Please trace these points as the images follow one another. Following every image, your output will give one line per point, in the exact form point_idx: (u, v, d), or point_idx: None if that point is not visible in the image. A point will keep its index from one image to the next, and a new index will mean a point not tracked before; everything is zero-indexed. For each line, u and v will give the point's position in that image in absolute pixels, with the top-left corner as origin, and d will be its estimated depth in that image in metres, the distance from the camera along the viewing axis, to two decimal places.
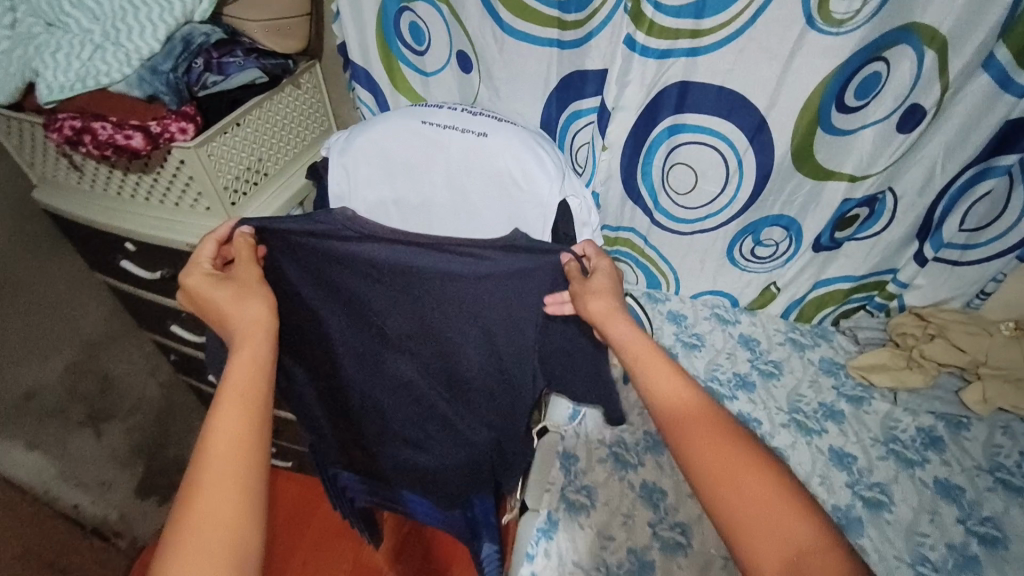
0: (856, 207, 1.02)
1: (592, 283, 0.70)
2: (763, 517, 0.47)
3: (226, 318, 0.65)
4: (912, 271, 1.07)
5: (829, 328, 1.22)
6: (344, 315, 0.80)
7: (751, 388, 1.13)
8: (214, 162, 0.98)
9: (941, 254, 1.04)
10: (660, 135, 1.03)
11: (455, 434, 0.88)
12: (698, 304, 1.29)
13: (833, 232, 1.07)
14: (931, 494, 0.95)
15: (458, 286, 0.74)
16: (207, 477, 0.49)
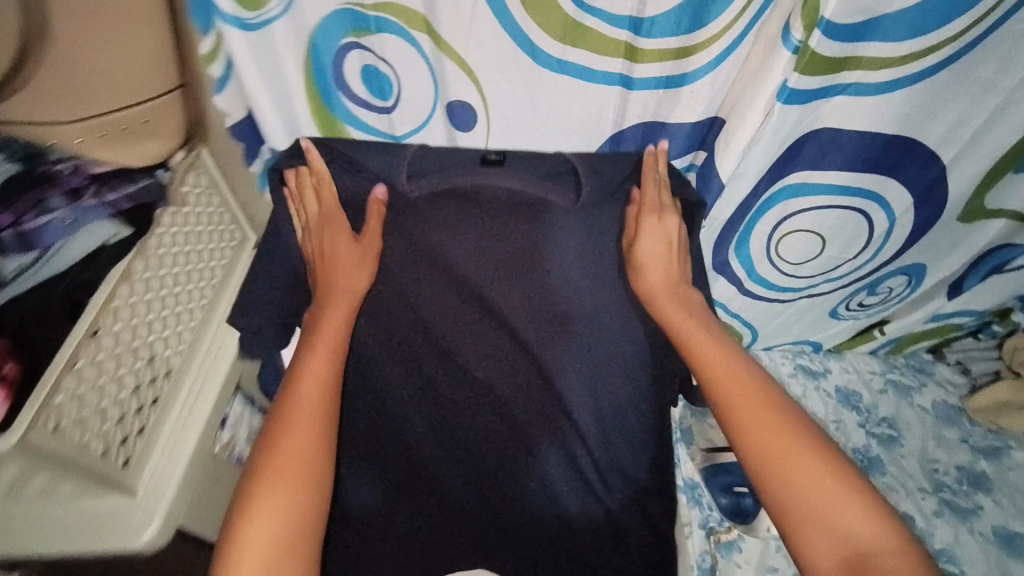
0: (1016, 252, 0.80)
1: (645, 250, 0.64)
2: (831, 516, 0.49)
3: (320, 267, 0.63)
4: None
5: (926, 359, 1.05)
6: (408, 301, 0.67)
7: (881, 467, 0.94)
8: (63, 437, 0.52)
9: None
10: (779, 196, 0.70)
11: (535, 452, 0.67)
12: (777, 357, 1.05)
13: (975, 276, 0.85)
14: None
15: (540, 209, 0.67)
16: (282, 438, 0.52)
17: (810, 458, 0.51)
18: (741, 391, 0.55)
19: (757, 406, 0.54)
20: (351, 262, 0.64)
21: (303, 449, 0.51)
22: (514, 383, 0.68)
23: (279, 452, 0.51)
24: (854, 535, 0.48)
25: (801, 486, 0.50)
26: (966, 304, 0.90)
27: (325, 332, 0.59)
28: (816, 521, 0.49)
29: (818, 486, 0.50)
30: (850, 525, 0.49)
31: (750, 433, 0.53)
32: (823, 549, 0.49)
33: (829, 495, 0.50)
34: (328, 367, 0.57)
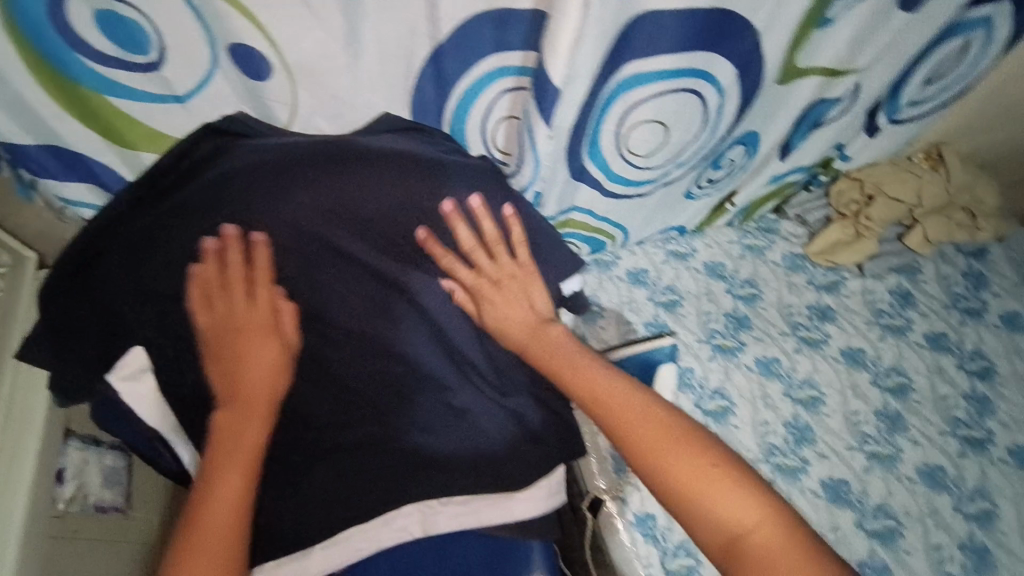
0: (828, 102, 0.85)
1: (497, 308, 0.72)
2: (714, 503, 0.55)
3: (240, 357, 0.66)
4: (861, 142, 0.99)
5: (774, 219, 1.15)
6: (268, 276, 0.68)
7: (748, 324, 1.02)
8: None
9: (896, 117, 0.95)
10: (619, 88, 0.69)
11: (433, 373, 0.73)
12: (649, 249, 1.11)
13: (804, 133, 0.92)
14: (930, 352, 0.99)
15: (374, 161, 0.67)
16: (194, 536, 0.57)
17: (692, 462, 0.57)
18: (630, 410, 0.61)
19: (627, 409, 0.61)
20: (258, 339, 0.67)
21: (222, 543, 0.58)
22: (394, 317, 0.72)
23: (195, 558, 0.56)
24: (725, 522, 0.55)
25: (697, 502, 0.56)
26: (794, 160, 0.98)
27: (237, 449, 0.62)
28: (704, 515, 0.55)
29: (686, 485, 0.56)
30: (728, 510, 0.55)
31: (622, 429, 0.61)
32: (704, 533, 0.55)
33: (707, 492, 0.55)
34: (240, 481, 0.60)
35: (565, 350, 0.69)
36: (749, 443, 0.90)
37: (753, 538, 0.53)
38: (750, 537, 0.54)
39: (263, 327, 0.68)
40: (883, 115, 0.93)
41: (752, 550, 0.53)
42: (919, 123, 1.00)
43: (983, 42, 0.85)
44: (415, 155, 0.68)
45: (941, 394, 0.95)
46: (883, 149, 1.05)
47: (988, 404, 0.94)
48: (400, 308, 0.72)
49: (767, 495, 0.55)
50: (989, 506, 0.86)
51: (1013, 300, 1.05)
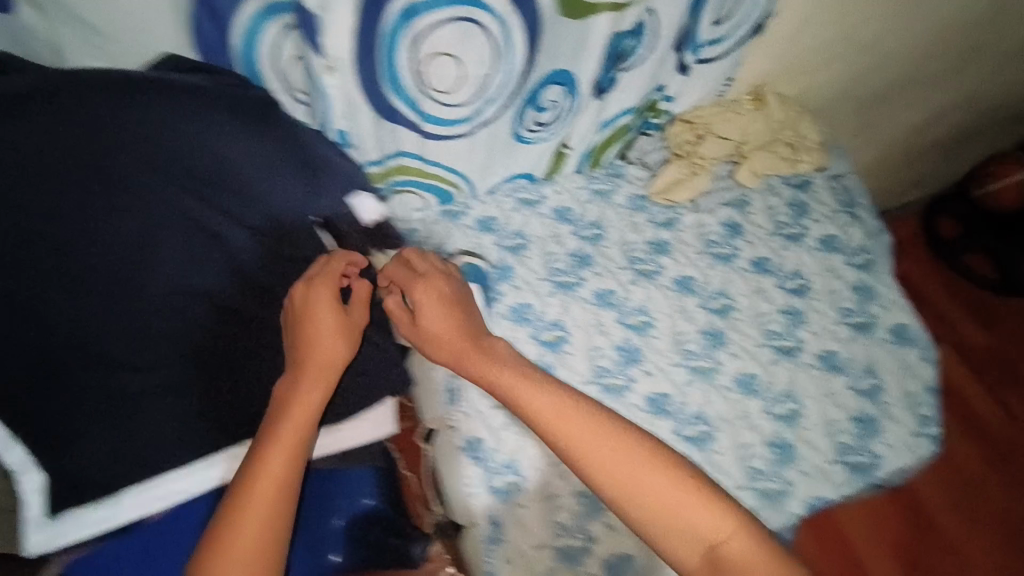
0: (625, 38, 0.90)
1: (422, 330, 0.79)
2: (684, 521, 0.69)
3: (311, 342, 0.72)
4: (678, 82, 1.05)
5: (621, 163, 1.19)
6: (41, 228, 0.67)
7: (590, 262, 1.07)
8: None
9: (701, 55, 1.02)
10: (395, 19, 0.71)
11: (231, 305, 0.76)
12: (500, 198, 1.14)
13: (617, 71, 0.96)
14: (753, 275, 1.07)
15: (143, 98, 0.68)
16: (250, 505, 0.62)
17: (670, 483, 0.70)
18: (594, 440, 0.72)
19: (586, 432, 0.72)
20: (334, 336, 0.73)
21: (269, 513, 0.63)
22: (186, 252, 0.74)
23: (241, 522, 0.61)
24: (698, 535, 0.69)
25: (641, 491, 0.69)
26: (617, 100, 1.03)
27: (294, 422, 0.68)
28: (669, 522, 0.69)
29: (643, 479, 0.70)
30: (695, 522, 0.69)
31: (580, 441, 0.72)
32: (688, 553, 0.69)
33: (680, 512, 0.69)
34: (287, 461, 0.65)
35: (504, 373, 0.76)
36: (580, 368, 0.95)
37: (728, 544, 0.68)
38: (727, 544, 0.68)
39: (347, 323, 0.74)
40: (689, 53, 1.00)
41: (733, 554, 0.68)
42: (729, 60, 1.07)
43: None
44: (191, 88, 0.69)
45: (759, 311, 1.03)
46: (706, 88, 1.11)
47: (801, 317, 1.03)
48: (212, 249, 0.75)
49: (735, 507, 0.70)
50: (795, 405, 0.94)
51: (829, 224, 1.14)
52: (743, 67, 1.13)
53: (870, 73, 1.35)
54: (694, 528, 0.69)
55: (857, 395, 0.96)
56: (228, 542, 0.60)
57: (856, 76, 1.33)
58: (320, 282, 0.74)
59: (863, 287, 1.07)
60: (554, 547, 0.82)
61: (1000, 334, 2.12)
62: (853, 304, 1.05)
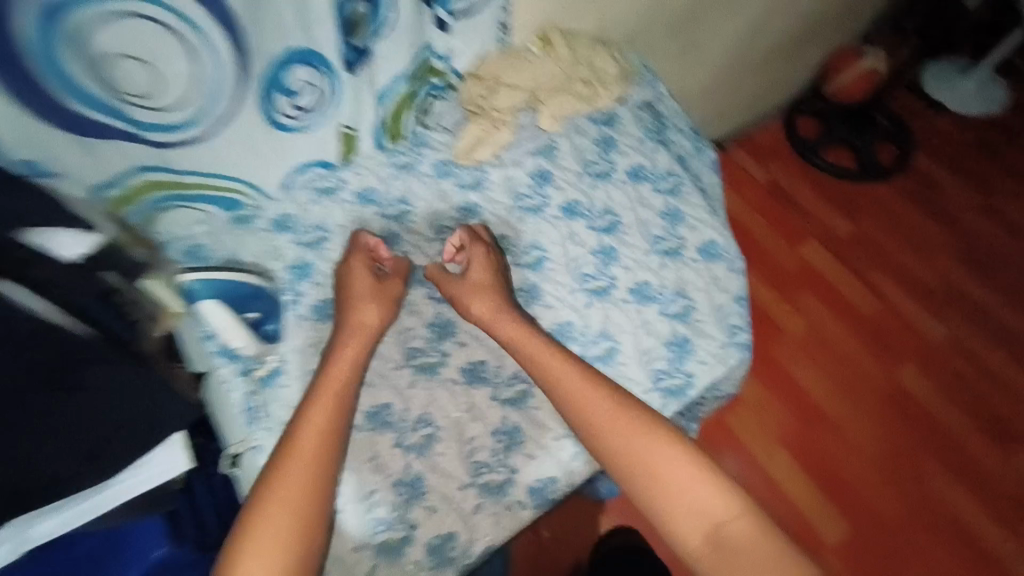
0: (351, 4, 0.85)
1: (471, 280, 0.96)
2: (692, 498, 0.78)
3: (356, 304, 0.91)
4: (444, 39, 1.03)
5: (425, 132, 1.14)
6: None
7: (396, 242, 1.06)
8: None
9: (455, 10, 1.00)
10: (41, 27, 0.64)
11: None
12: (296, 193, 1.08)
13: (364, 39, 0.91)
14: (564, 221, 1.06)
15: None
16: (303, 450, 0.76)
17: (682, 466, 0.79)
18: (618, 422, 0.83)
19: (586, 392, 0.86)
20: (371, 302, 0.92)
21: (311, 459, 0.76)
22: None
23: (295, 467, 0.75)
24: (707, 513, 0.77)
25: (658, 471, 0.79)
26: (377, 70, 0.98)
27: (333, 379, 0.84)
28: (681, 498, 0.78)
29: (651, 450, 0.80)
30: (703, 503, 0.77)
31: (584, 407, 0.84)
32: (695, 527, 0.77)
33: (692, 490, 0.78)
34: (327, 418, 0.80)
35: (530, 345, 0.91)
36: (392, 355, 0.95)
37: (733, 523, 0.76)
38: (732, 522, 0.75)
39: (382, 291, 0.94)
40: (438, 8, 0.94)
41: (735, 531, 0.75)
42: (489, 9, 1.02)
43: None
44: None
45: (570, 257, 1.03)
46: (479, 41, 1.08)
47: (613, 254, 1.02)
48: None
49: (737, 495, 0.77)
50: (612, 344, 0.96)
51: (637, 154, 1.13)
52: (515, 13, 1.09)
53: None
54: (701, 509, 0.77)
55: (670, 320, 0.98)
56: (282, 483, 0.74)
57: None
58: (355, 256, 0.96)
59: (671, 212, 1.07)
60: (376, 543, 0.84)
61: (865, 221, 2.04)
62: (662, 230, 1.05)
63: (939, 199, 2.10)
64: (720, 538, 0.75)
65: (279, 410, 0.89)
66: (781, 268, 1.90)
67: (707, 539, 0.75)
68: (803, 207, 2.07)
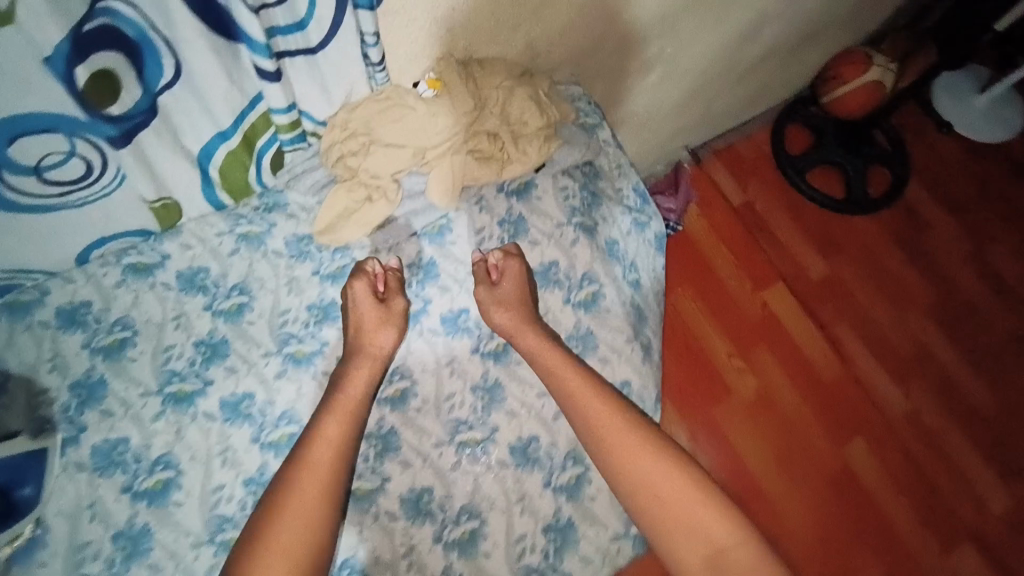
0: (82, 69, 0.56)
1: (499, 291, 0.80)
2: (694, 523, 0.68)
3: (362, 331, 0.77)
4: (278, 91, 0.69)
5: (279, 189, 0.86)
6: None
7: (223, 354, 0.80)
8: None
9: (284, 48, 0.66)
10: None
11: None
12: (97, 270, 0.82)
13: (129, 104, 0.61)
14: (443, 339, 0.82)
15: None
16: (315, 462, 0.67)
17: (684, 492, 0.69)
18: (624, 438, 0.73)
19: (586, 401, 0.75)
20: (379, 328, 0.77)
21: (321, 480, 0.67)
22: None
23: (303, 482, 0.66)
24: (707, 537, 0.67)
25: (663, 496, 0.69)
26: (177, 132, 0.69)
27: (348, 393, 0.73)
28: (685, 525, 0.68)
29: (645, 462, 0.71)
30: (707, 529, 0.67)
31: (591, 421, 0.74)
32: (691, 550, 0.67)
33: (695, 518, 0.68)
34: (341, 428, 0.70)
35: (541, 347, 0.78)
36: (190, 527, 0.73)
37: (732, 550, 0.66)
38: (734, 549, 0.66)
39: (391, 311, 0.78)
40: (265, 56, 0.63)
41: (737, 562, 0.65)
42: (351, 47, 0.70)
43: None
44: None
45: (445, 393, 0.80)
46: (341, 83, 0.76)
47: (499, 394, 0.80)
48: None
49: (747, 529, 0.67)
50: (474, 524, 0.76)
51: (551, 248, 0.88)
52: (392, 48, 0.77)
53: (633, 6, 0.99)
54: (700, 530, 0.67)
55: (553, 493, 0.79)
56: (288, 495, 0.65)
57: (607, 15, 0.97)
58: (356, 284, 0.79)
59: (581, 333, 0.86)
60: None
61: (841, 264, 1.83)
62: None
63: (926, 241, 1.88)
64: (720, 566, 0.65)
65: None
66: (740, 316, 1.72)
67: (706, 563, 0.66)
68: (778, 241, 1.84)
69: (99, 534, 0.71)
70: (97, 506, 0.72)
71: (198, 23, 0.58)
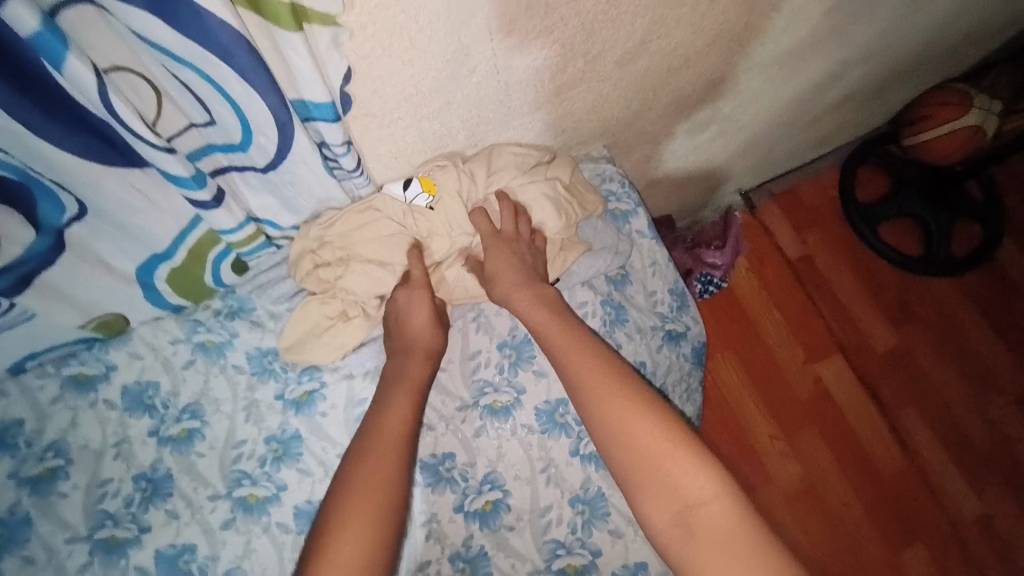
0: None
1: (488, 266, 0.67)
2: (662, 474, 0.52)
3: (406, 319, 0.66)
4: (221, 217, 0.60)
5: (245, 292, 0.74)
6: None
7: (166, 492, 0.68)
8: None
9: (218, 168, 0.56)
10: None
11: None
12: (33, 382, 0.71)
13: (20, 252, 0.53)
14: (421, 494, 0.68)
15: None
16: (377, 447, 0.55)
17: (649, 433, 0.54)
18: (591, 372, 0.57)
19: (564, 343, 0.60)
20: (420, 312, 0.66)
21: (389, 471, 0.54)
22: None
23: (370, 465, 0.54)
24: (676, 488, 0.52)
25: (630, 439, 0.54)
26: (101, 256, 0.59)
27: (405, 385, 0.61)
28: (648, 472, 0.53)
29: (610, 405, 0.55)
30: (677, 478, 0.52)
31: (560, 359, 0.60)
32: (656, 505, 0.52)
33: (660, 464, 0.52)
34: (402, 424, 0.58)
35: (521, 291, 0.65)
36: None
37: (707, 507, 0.51)
38: (705, 506, 0.51)
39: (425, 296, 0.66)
40: (197, 187, 0.53)
41: (710, 520, 0.50)
42: (312, 161, 0.58)
43: (192, 50, 0.43)
44: None
45: (419, 561, 0.67)
46: (309, 199, 0.65)
47: (482, 565, 0.68)
48: None
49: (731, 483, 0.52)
50: None
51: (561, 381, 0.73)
52: (372, 149, 0.63)
53: (681, 73, 0.80)
54: (669, 480, 0.52)
55: None
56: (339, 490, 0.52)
57: (649, 85, 0.79)
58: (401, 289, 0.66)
59: (590, 494, 0.71)
60: None
61: (912, 335, 1.59)
62: (567, 532, 0.70)
63: (1018, 314, 1.61)
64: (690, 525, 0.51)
65: None
66: (787, 391, 1.51)
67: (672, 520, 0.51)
68: (838, 303, 1.62)
69: None
70: None
71: (96, 165, 0.48)
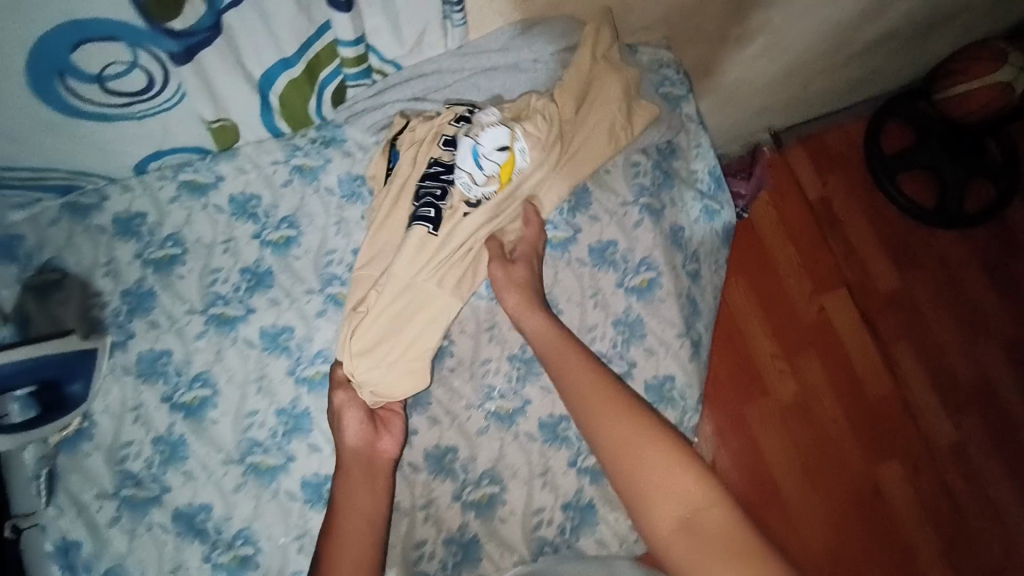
0: None
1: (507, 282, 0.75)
2: (665, 484, 0.57)
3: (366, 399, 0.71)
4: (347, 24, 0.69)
5: (338, 123, 0.84)
6: None
7: (268, 282, 0.80)
8: None
9: None
10: None
11: None
12: (153, 182, 0.81)
13: (193, 19, 0.60)
14: (487, 303, 0.80)
15: None
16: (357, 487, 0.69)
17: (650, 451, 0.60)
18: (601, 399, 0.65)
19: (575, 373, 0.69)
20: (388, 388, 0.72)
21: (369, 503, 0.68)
22: None
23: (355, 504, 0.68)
24: (679, 496, 0.56)
25: (634, 456, 0.60)
26: (240, 53, 0.68)
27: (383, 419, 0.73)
28: (655, 485, 0.57)
29: (613, 429, 0.62)
30: (682, 486, 0.57)
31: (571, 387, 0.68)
32: (663, 511, 0.56)
33: (663, 478, 0.57)
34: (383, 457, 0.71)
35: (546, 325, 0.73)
36: (226, 441, 0.74)
37: (708, 512, 0.55)
38: (708, 510, 0.55)
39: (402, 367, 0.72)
40: None
41: (712, 523, 0.54)
42: None
43: None
44: None
45: (482, 358, 0.79)
46: (412, 26, 0.75)
47: (536, 366, 0.79)
48: None
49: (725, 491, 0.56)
50: (495, 489, 0.75)
51: (612, 227, 0.83)
52: None
53: None
54: (674, 491, 0.56)
55: (578, 473, 0.77)
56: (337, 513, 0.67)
57: None
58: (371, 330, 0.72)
59: (631, 319, 0.80)
60: None
61: (914, 279, 1.70)
62: (610, 346, 0.80)
63: (1017, 269, 1.71)
64: (694, 526, 0.54)
65: (76, 482, 0.71)
66: (793, 318, 1.62)
67: (677, 525, 0.55)
68: (850, 244, 1.71)
69: (141, 436, 0.73)
70: (142, 409, 0.74)
71: None
